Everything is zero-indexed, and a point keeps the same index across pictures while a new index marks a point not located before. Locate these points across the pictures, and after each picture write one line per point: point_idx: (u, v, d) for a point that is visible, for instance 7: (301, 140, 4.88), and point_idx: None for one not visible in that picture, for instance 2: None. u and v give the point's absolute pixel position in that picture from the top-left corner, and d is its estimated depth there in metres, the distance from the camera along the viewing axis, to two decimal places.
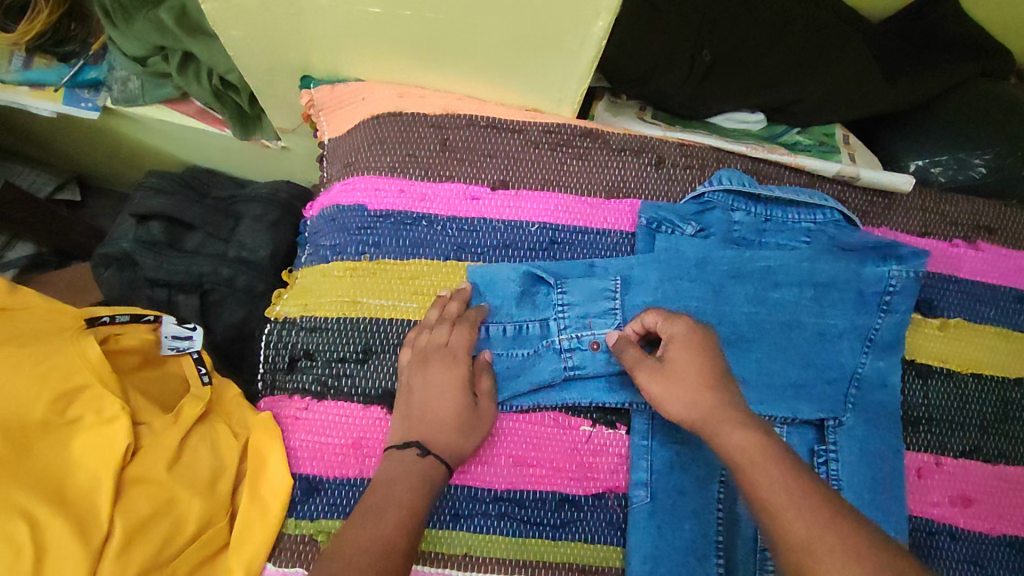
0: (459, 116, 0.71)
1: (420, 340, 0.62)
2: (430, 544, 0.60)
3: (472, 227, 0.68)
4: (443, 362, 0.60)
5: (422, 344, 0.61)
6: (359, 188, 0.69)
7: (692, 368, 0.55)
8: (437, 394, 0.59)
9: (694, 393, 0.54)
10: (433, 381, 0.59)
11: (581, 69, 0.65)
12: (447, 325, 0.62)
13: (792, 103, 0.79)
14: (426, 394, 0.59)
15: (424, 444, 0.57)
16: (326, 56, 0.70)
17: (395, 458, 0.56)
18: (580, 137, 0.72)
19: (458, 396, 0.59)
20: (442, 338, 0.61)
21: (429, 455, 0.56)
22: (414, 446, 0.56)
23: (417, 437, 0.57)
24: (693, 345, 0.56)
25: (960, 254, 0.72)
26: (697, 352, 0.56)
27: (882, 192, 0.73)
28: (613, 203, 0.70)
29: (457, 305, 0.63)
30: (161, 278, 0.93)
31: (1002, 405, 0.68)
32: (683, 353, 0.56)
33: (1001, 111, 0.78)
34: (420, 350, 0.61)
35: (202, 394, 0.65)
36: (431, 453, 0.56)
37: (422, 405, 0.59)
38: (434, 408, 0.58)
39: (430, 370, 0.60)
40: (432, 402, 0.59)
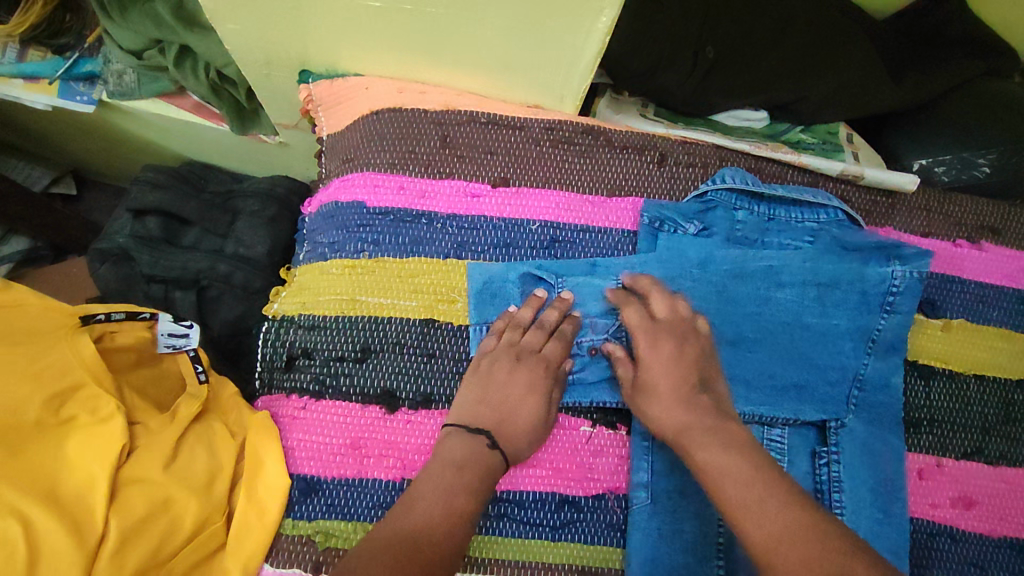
0: (460, 112, 0.70)
1: (508, 335, 0.62)
2: (479, 550, 0.60)
3: (473, 224, 0.67)
4: (535, 364, 0.61)
5: (514, 343, 0.62)
6: (357, 185, 0.68)
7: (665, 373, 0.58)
8: (519, 394, 0.60)
9: (671, 401, 0.57)
10: (517, 381, 0.60)
11: (584, 65, 0.64)
12: (544, 331, 0.62)
13: (796, 101, 0.78)
14: (511, 394, 0.59)
15: (494, 435, 0.57)
16: (324, 50, 0.69)
17: (467, 443, 0.57)
18: (581, 134, 0.71)
19: (541, 402, 0.60)
20: (535, 343, 0.62)
21: (498, 449, 0.57)
22: (486, 436, 0.57)
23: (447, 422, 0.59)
24: (669, 358, 0.59)
25: (964, 255, 0.71)
26: (672, 358, 0.59)
27: (885, 191, 0.73)
28: (616, 201, 0.69)
29: (555, 315, 0.63)
30: (157, 273, 0.93)
31: (1005, 407, 0.68)
32: (655, 363, 0.59)
33: (1007, 111, 0.78)
34: (512, 348, 0.61)
35: (198, 393, 0.64)
36: (500, 445, 0.57)
37: (504, 398, 0.59)
38: (513, 408, 0.59)
39: (516, 373, 0.60)
40: (509, 401, 0.59)
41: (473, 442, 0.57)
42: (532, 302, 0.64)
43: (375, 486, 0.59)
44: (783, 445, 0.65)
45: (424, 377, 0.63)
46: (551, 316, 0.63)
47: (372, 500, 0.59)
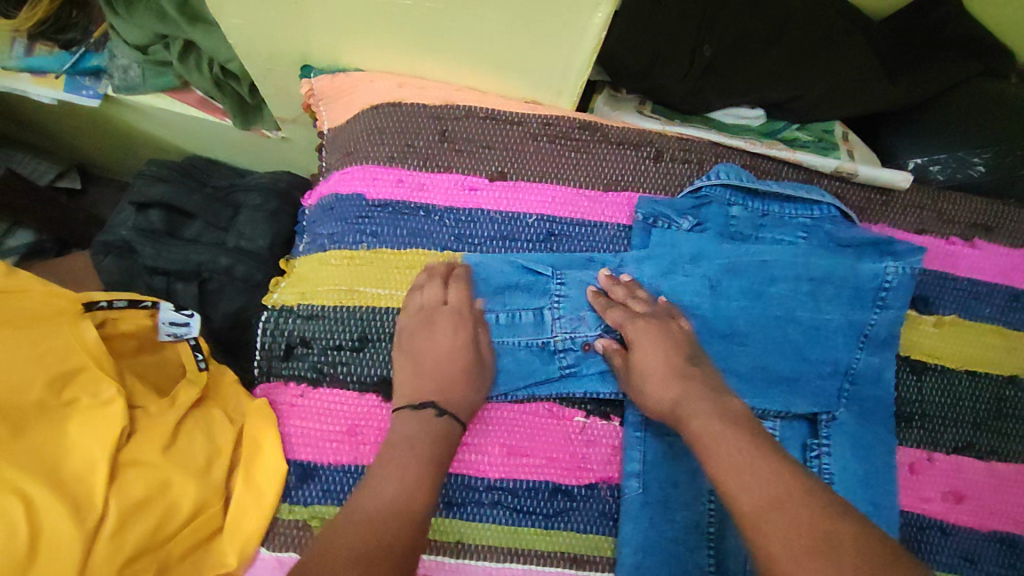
0: (458, 107, 0.71)
1: (413, 304, 0.63)
2: (436, 532, 0.60)
3: (470, 217, 0.68)
4: (448, 320, 0.62)
5: (419, 306, 0.63)
6: (356, 177, 0.69)
7: (657, 357, 0.59)
8: (446, 351, 0.61)
9: (663, 382, 0.58)
10: (439, 334, 0.62)
11: (581, 60, 0.64)
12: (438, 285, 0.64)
13: (791, 100, 0.79)
14: (439, 352, 0.61)
15: (440, 404, 0.59)
16: (325, 45, 0.70)
17: (419, 419, 0.57)
18: (578, 130, 0.72)
19: (467, 350, 0.62)
20: (437, 298, 0.63)
21: (447, 415, 0.58)
22: (431, 406, 0.58)
23: (434, 398, 0.59)
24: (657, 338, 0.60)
25: (957, 252, 0.72)
26: (660, 343, 0.59)
27: (880, 188, 0.73)
28: (611, 196, 0.70)
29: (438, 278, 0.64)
30: (160, 265, 0.94)
31: (997, 403, 0.68)
32: (644, 351, 0.60)
33: (1001, 111, 0.78)
34: (422, 311, 0.63)
35: (198, 379, 0.65)
36: (447, 412, 0.58)
37: (438, 363, 0.61)
38: (451, 363, 0.61)
39: (435, 331, 0.62)
40: (440, 362, 0.61)
41: (422, 415, 0.58)
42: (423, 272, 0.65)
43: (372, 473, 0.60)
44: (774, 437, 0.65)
45: None
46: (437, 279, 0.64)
47: None
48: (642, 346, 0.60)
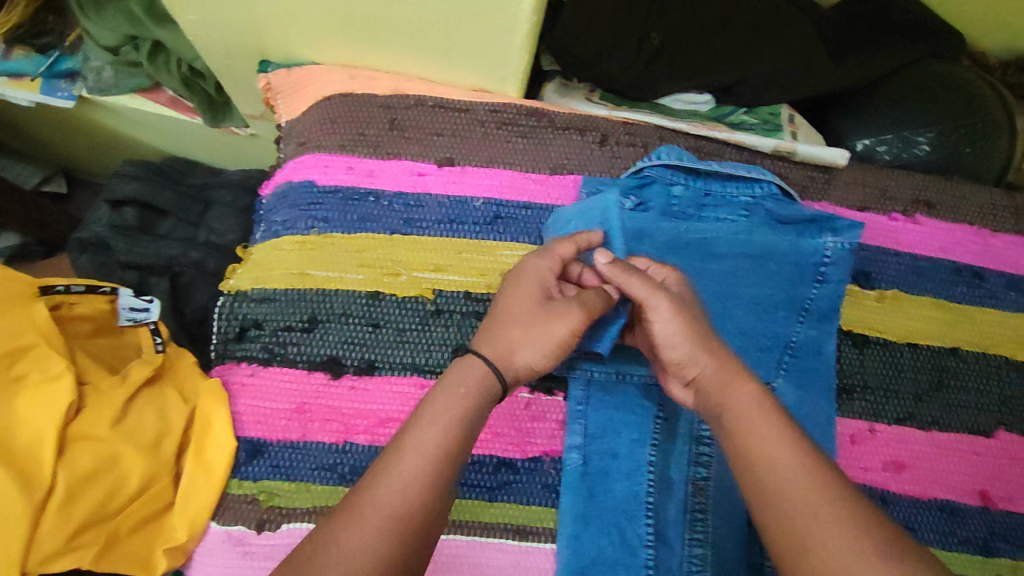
0: (407, 97, 0.73)
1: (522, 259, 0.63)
2: None
3: (418, 202, 0.70)
4: (537, 275, 0.59)
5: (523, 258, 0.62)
6: (309, 166, 0.71)
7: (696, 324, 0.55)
8: (523, 292, 0.58)
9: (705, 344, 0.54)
10: (519, 281, 0.59)
11: (519, 46, 0.65)
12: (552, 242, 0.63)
13: (736, 84, 0.80)
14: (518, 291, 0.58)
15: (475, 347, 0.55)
16: (278, 38, 0.73)
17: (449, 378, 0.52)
18: (524, 116, 0.73)
19: (538, 293, 0.58)
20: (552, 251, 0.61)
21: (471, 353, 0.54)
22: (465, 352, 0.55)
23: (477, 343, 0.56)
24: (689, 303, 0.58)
25: (899, 228, 0.73)
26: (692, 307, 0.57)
27: (821, 167, 0.74)
28: (557, 178, 0.71)
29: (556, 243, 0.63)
30: (131, 260, 0.98)
31: (938, 373, 0.69)
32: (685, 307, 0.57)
33: (943, 90, 0.80)
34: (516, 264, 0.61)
35: (153, 360, 0.66)
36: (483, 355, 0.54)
37: (519, 303, 0.57)
38: (519, 305, 0.57)
39: (524, 272, 0.59)
40: (517, 299, 0.58)
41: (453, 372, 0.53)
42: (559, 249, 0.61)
43: (318, 448, 0.63)
44: None
45: (370, 346, 0.66)
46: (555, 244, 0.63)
47: (316, 463, 0.62)
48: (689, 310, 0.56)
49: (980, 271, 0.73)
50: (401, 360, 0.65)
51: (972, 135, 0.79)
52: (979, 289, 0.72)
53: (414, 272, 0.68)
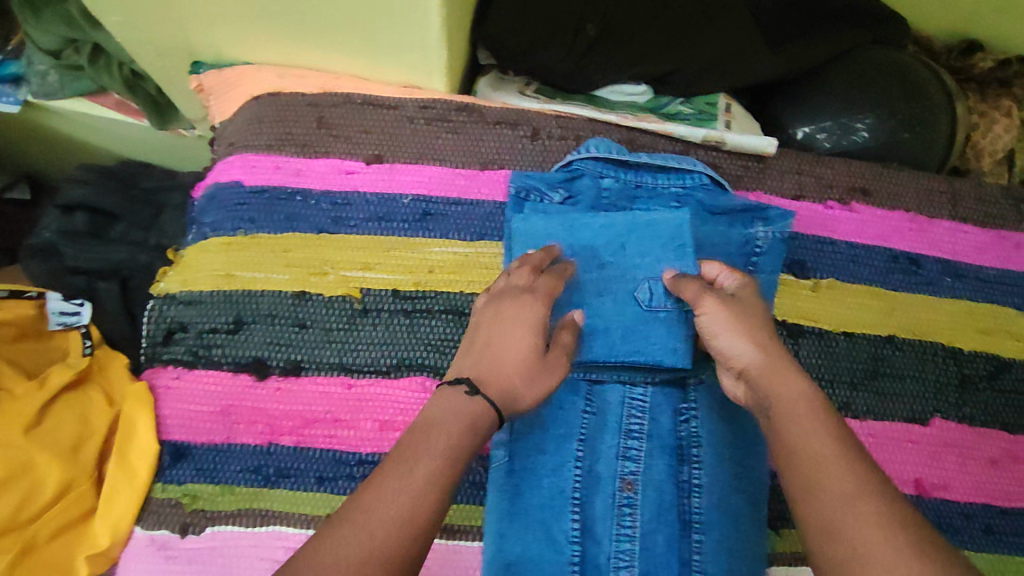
0: (335, 95, 0.72)
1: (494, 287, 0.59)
2: (295, 505, 0.62)
3: (346, 200, 0.69)
4: (519, 313, 0.55)
5: (500, 287, 0.58)
6: (235, 166, 0.71)
7: (751, 322, 0.54)
8: (510, 331, 0.55)
9: (748, 342, 0.53)
10: (504, 317, 0.55)
11: (433, 39, 0.64)
12: (529, 269, 0.59)
13: (671, 73, 0.79)
14: (494, 328, 0.55)
15: (474, 382, 0.51)
16: (204, 38, 0.71)
17: (450, 400, 0.50)
18: (455, 112, 0.72)
19: (533, 336, 0.55)
20: (523, 282, 0.58)
21: (479, 395, 0.50)
22: (465, 383, 0.51)
23: (471, 375, 0.52)
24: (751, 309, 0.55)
25: (835, 216, 0.73)
26: (754, 311, 0.55)
27: (755, 156, 0.74)
28: (487, 174, 0.71)
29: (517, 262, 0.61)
30: (81, 265, 0.98)
31: (873, 362, 0.69)
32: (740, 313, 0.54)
33: (880, 75, 0.79)
34: (497, 292, 0.58)
35: (77, 365, 0.66)
36: (482, 393, 0.51)
37: (493, 341, 0.54)
38: (499, 347, 0.54)
39: (508, 307, 0.56)
40: (504, 337, 0.54)
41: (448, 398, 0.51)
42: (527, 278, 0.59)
43: (243, 450, 0.63)
44: (644, 404, 0.65)
45: (295, 346, 0.65)
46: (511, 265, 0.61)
47: (241, 465, 0.62)
48: (741, 309, 0.55)
49: (917, 258, 0.72)
50: (329, 360, 0.65)
51: (910, 119, 0.78)
52: (916, 276, 0.72)
53: (342, 270, 0.67)
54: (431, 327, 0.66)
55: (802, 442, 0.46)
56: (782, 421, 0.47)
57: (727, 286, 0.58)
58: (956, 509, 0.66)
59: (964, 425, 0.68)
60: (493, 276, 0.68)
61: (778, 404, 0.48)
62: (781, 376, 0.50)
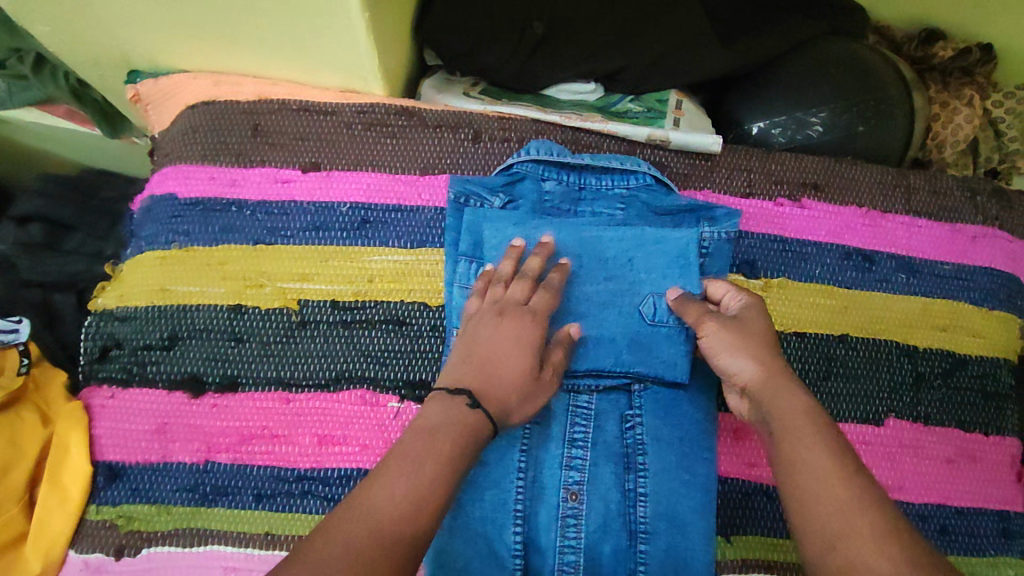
0: (271, 101, 0.70)
1: (490, 294, 0.59)
2: (232, 524, 0.61)
3: (283, 210, 0.68)
4: (523, 327, 0.56)
5: (499, 298, 0.59)
6: (170, 178, 0.69)
7: (756, 335, 0.53)
8: (508, 348, 0.55)
9: (760, 355, 0.52)
10: (504, 335, 0.56)
11: (362, 43, 0.62)
12: (528, 282, 0.60)
13: (620, 70, 0.76)
14: (496, 345, 0.55)
15: (476, 396, 0.51)
16: (133, 48, 0.69)
17: (451, 408, 0.50)
18: (393, 116, 0.70)
19: (531, 356, 0.56)
20: (519, 296, 0.59)
21: (481, 409, 0.50)
22: (465, 395, 0.51)
23: (472, 388, 0.52)
24: (762, 322, 0.55)
25: (785, 214, 0.71)
26: (764, 326, 0.55)
27: (702, 154, 0.72)
28: (427, 179, 0.69)
29: (510, 266, 0.61)
30: (36, 278, 0.96)
31: (825, 363, 0.67)
32: (750, 326, 0.54)
33: (838, 68, 0.76)
34: (496, 304, 0.58)
35: (11, 385, 0.63)
36: (482, 406, 0.50)
37: (489, 356, 0.54)
38: (499, 363, 0.54)
39: (506, 324, 0.56)
40: (504, 353, 0.55)
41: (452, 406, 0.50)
42: (522, 289, 0.59)
43: (179, 469, 0.62)
44: (589, 411, 0.64)
45: (232, 361, 0.64)
46: (506, 269, 0.61)
47: (176, 484, 0.61)
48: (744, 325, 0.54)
49: (870, 254, 0.71)
50: (266, 374, 0.64)
51: (865, 111, 0.75)
52: (870, 272, 0.70)
53: (279, 282, 0.66)
54: (371, 338, 0.65)
55: (803, 460, 0.45)
56: (789, 442, 0.46)
57: (732, 304, 0.58)
58: (912, 511, 0.65)
59: (919, 424, 0.67)
60: (435, 284, 0.67)
61: (783, 421, 0.47)
62: (784, 394, 0.49)
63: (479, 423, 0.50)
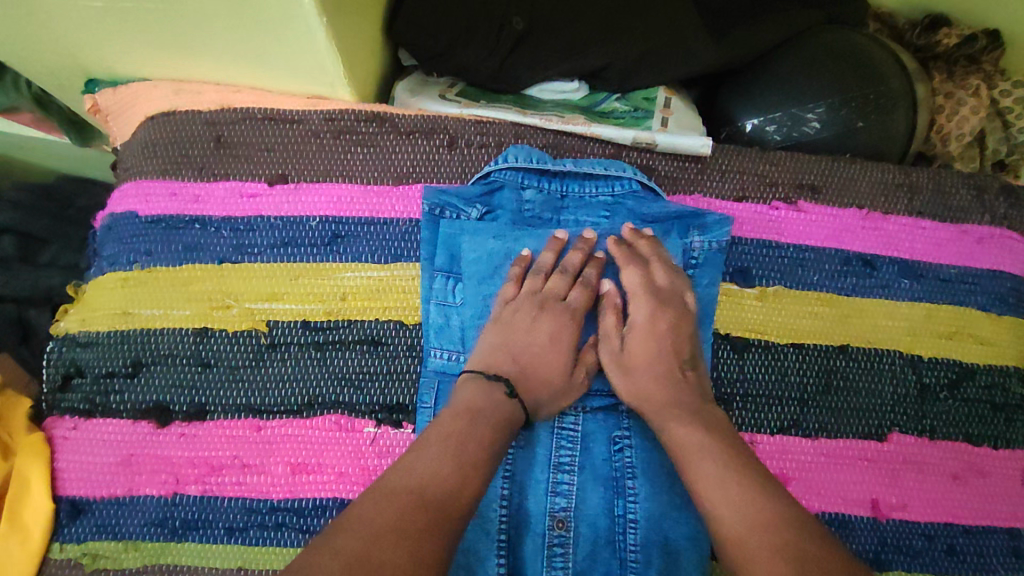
0: (235, 111, 0.67)
1: (529, 283, 0.61)
2: (201, 560, 0.58)
3: (248, 226, 0.64)
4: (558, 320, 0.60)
5: (539, 289, 0.61)
6: (130, 195, 0.66)
7: (644, 368, 0.58)
8: (547, 343, 0.59)
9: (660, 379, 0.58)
10: (544, 326, 0.59)
11: (325, 49, 0.58)
12: (566, 278, 0.61)
13: (604, 68, 0.72)
14: (533, 342, 0.58)
15: (513, 384, 0.55)
16: (85, 58, 0.64)
17: (485, 391, 0.54)
18: (364, 123, 0.67)
19: (567, 354, 0.59)
20: (560, 290, 0.61)
21: (516, 399, 0.55)
22: (505, 382, 0.55)
23: (508, 376, 0.56)
24: (655, 331, 0.60)
25: (781, 218, 0.67)
26: (659, 338, 0.60)
27: (692, 156, 0.68)
28: (401, 189, 0.66)
29: (551, 257, 0.62)
30: (6, 294, 0.84)
31: (826, 375, 0.64)
32: (643, 345, 0.59)
33: (835, 61, 0.72)
34: (536, 296, 0.60)
35: None
36: (518, 395, 0.55)
37: (522, 350, 0.58)
38: (534, 358, 0.58)
39: (546, 319, 0.59)
40: (541, 345, 0.59)
41: (486, 394, 0.54)
42: (563, 281, 0.61)
43: (146, 503, 0.59)
44: (575, 433, 0.60)
45: (198, 387, 0.61)
46: (546, 259, 0.62)
47: (144, 519, 0.58)
48: (631, 366, 0.59)
49: (871, 259, 0.67)
50: (235, 401, 0.61)
51: (865, 105, 0.71)
52: (871, 278, 0.67)
53: (247, 303, 0.63)
54: (345, 359, 0.62)
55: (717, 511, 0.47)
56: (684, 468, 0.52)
57: (636, 316, 0.60)
58: (917, 531, 0.62)
59: (924, 438, 0.64)
60: (412, 300, 0.63)
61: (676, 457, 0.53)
62: (673, 425, 0.54)
63: (514, 412, 0.54)
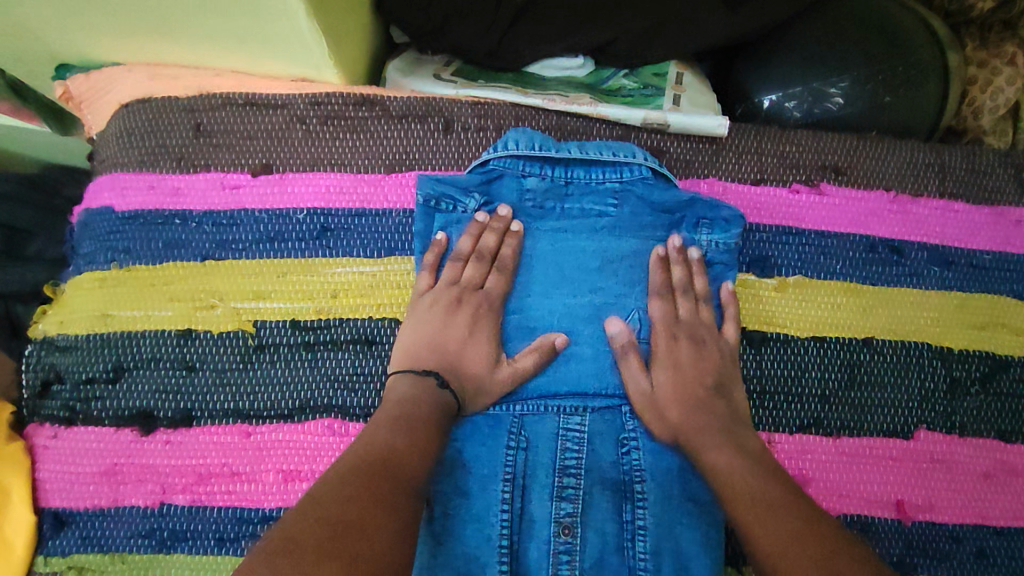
0: (214, 96, 0.62)
1: (447, 275, 0.58)
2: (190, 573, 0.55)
3: (232, 220, 0.60)
4: (468, 310, 0.57)
5: (457, 281, 0.58)
6: (106, 189, 0.62)
7: (675, 407, 0.55)
8: (470, 338, 0.57)
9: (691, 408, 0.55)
10: (461, 322, 0.57)
11: (307, 29, 0.53)
12: (482, 264, 0.59)
13: (610, 43, 0.67)
14: (455, 338, 0.56)
15: (444, 375, 0.54)
16: (51, 44, 0.60)
17: (414, 381, 0.53)
18: (353, 107, 0.62)
19: (489, 346, 0.57)
20: (476, 279, 0.58)
21: (448, 388, 0.53)
22: (436, 375, 0.53)
23: (439, 369, 0.54)
24: (679, 363, 0.57)
25: (801, 202, 0.63)
26: (683, 371, 0.57)
27: (706, 138, 0.64)
28: (393, 179, 0.61)
29: (469, 243, 0.59)
30: None
31: (849, 370, 0.60)
32: (669, 376, 0.57)
33: (860, 30, 0.66)
34: (456, 288, 0.58)
35: None
36: (450, 385, 0.53)
37: (445, 342, 0.56)
38: (460, 349, 0.56)
39: (461, 315, 0.57)
40: (460, 339, 0.56)
41: (416, 392, 0.51)
42: (478, 268, 0.58)
43: (132, 514, 0.56)
44: (581, 435, 0.56)
45: (184, 391, 0.58)
46: (464, 245, 0.59)
47: (130, 530, 0.56)
48: (660, 404, 0.56)
49: (898, 246, 0.62)
50: (222, 406, 0.58)
51: (894, 79, 0.65)
52: (899, 266, 0.62)
53: (232, 302, 0.59)
54: (337, 361, 0.58)
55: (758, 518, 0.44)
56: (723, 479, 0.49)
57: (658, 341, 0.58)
58: (945, 532, 0.58)
59: (954, 436, 0.60)
60: (406, 297, 0.59)
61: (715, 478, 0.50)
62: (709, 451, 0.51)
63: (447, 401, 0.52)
